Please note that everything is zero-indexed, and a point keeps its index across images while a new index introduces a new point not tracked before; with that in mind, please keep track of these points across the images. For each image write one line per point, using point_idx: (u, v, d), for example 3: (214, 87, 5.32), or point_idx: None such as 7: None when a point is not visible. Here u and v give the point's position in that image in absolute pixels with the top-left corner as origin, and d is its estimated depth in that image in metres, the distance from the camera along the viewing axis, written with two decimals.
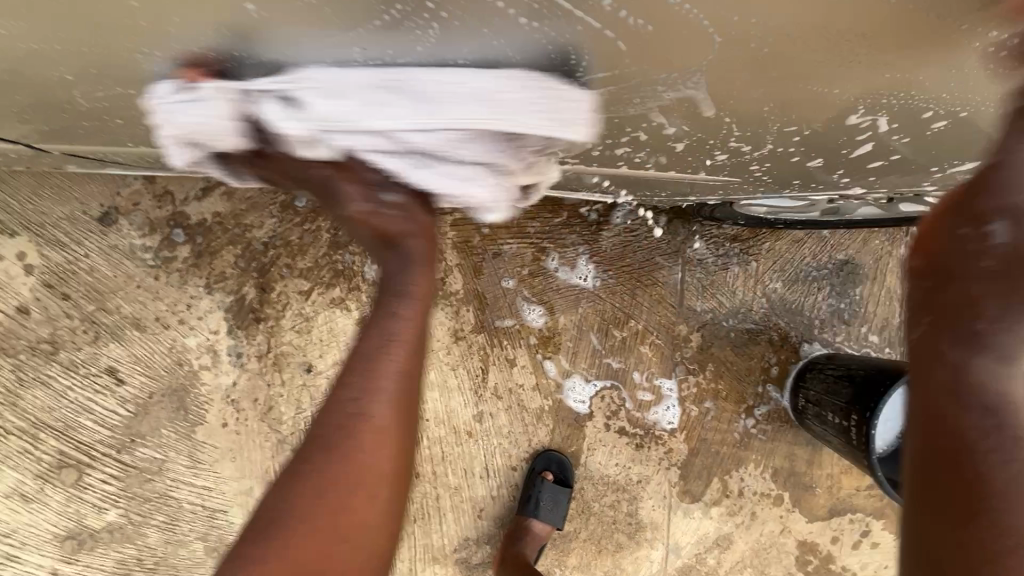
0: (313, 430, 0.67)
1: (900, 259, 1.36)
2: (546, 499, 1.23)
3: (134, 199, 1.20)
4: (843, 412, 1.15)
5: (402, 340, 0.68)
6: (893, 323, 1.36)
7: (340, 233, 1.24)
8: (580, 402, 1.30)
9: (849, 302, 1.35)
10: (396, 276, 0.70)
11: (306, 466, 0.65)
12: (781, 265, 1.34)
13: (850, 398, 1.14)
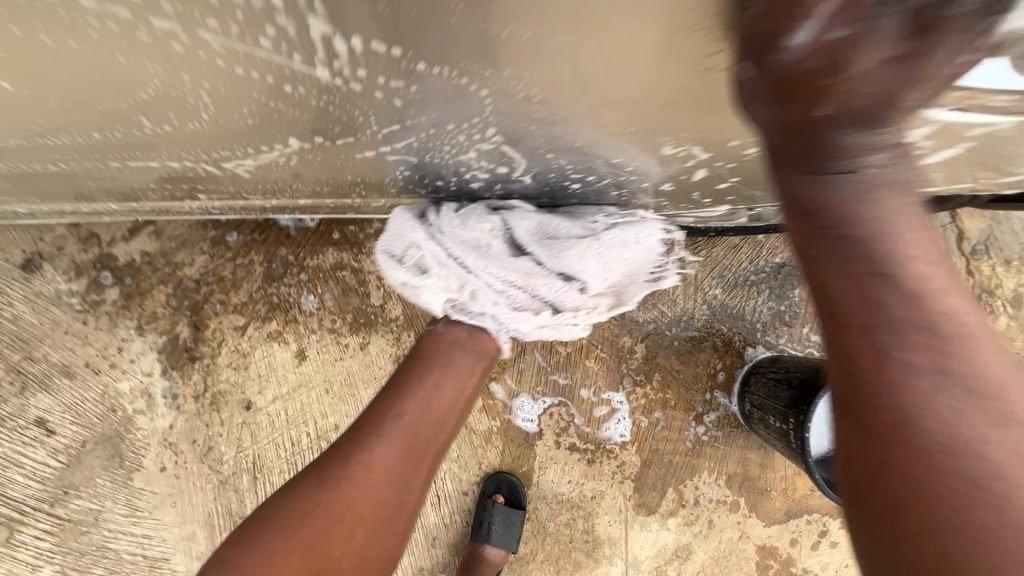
0: (371, 502, 0.76)
1: None
2: (498, 523, 1.22)
3: (58, 243, 1.18)
4: (781, 415, 1.16)
5: (398, 453, 0.79)
6: None
7: (274, 266, 1.22)
8: (529, 421, 1.29)
9: (788, 304, 1.37)
10: (454, 350, 0.89)
11: (347, 498, 0.74)
12: (720, 271, 1.35)
13: (788, 401, 1.15)
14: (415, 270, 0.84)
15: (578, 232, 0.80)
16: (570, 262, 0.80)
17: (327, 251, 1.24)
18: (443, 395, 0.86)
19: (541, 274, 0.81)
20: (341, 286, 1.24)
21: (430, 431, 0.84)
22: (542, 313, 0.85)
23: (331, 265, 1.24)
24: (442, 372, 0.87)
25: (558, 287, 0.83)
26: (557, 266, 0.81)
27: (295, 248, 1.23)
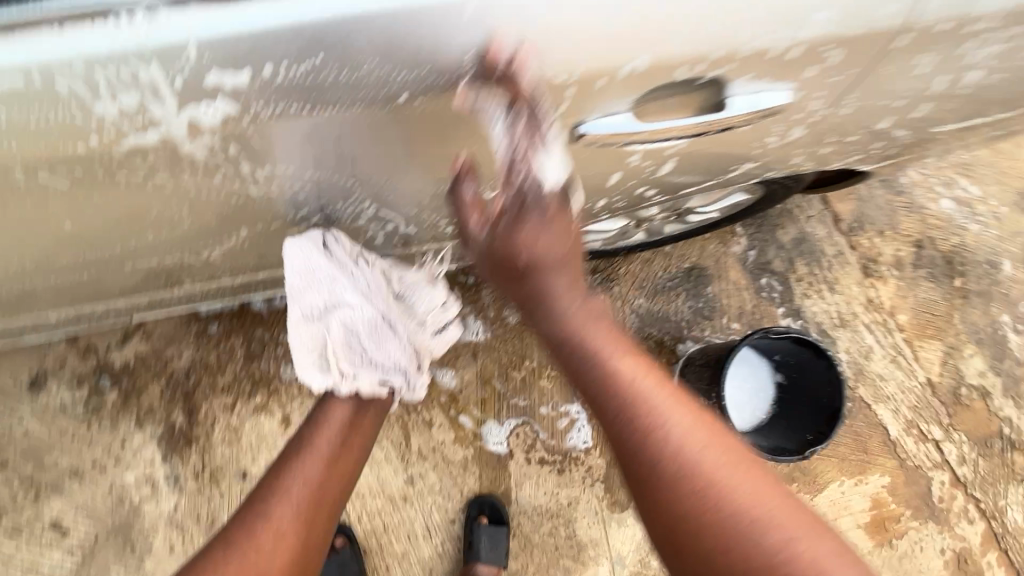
0: (265, 556, 0.81)
1: (735, 255, 1.63)
2: (485, 540, 1.34)
3: (61, 359, 1.34)
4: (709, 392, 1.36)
5: (291, 509, 0.86)
6: (748, 309, 1.61)
7: (253, 346, 1.40)
8: (499, 443, 1.44)
9: (704, 300, 1.59)
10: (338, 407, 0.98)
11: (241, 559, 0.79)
12: (640, 283, 1.57)
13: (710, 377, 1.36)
14: (319, 319, 0.89)
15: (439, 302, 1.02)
16: (440, 322, 1.03)
17: None
18: (337, 445, 0.95)
19: (424, 331, 1.00)
20: None
21: (324, 483, 0.91)
22: (423, 364, 1.00)
23: None
24: (327, 434, 0.96)
25: (431, 344, 1.02)
26: (431, 327, 1.01)
27: (269, 327, 1.41)
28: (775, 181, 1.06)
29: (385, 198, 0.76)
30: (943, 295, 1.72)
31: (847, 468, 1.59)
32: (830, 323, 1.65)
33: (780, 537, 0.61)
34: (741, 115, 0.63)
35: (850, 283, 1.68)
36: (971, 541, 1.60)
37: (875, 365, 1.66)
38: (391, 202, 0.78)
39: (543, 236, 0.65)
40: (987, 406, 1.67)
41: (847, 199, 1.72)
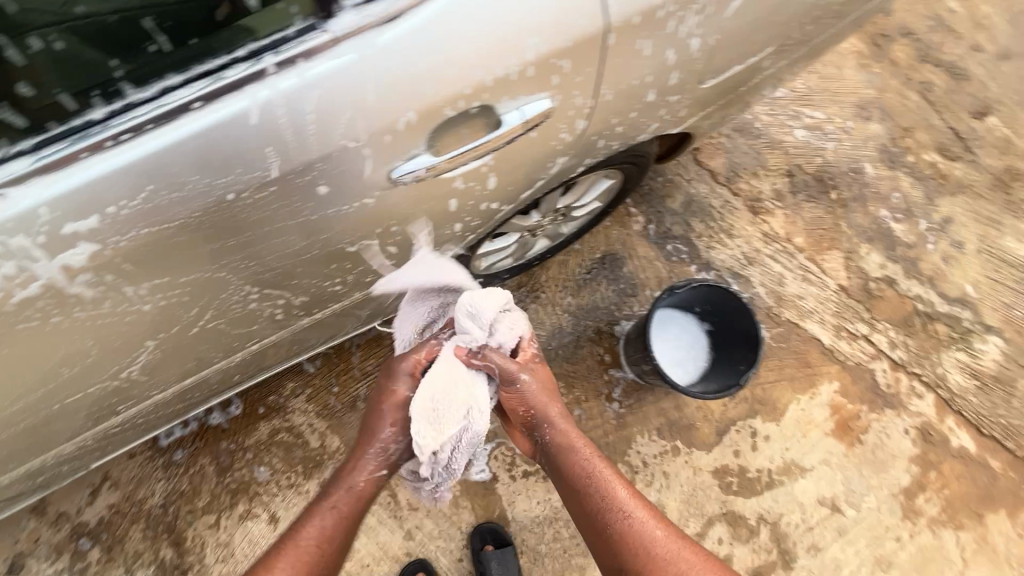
0: None
1: (638, 233, 1.79)
2: (495, 564, 1.38)
3: (34, 536, 1.34)
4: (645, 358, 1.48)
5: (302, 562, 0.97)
6: (664, 276, 1.76)
7: (222, 459, 1.44)
8: (481, 471, 1.50)
9: (624, 281, 1.73)
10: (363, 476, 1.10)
11: None
12: (563, 284, 1.70)
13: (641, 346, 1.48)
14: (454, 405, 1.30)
15: None
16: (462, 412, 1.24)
17: (260, 426, 1.48)
18: (351, 517, 1.07)
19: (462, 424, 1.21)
20: (284, 446, 1.47)
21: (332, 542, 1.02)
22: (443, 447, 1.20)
23: (267, 435, 1.47)
24: (348, 495, 1.08)
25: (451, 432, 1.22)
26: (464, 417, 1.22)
27: (232, 436, 1.46)
28: (624, 160, 1.23)
29: (258, 274, 0.80)
30: (826, 209, 1.92)
31: (799, 386, 1.72)
32: (739, 264, 1.81)
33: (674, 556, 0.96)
34: (519, 126, 0.77)
35: (745, 224, 1.86)
36: (926, 414, 1.75)
37: (791, 287, 1.82)
38: (269, 277, 0.82)
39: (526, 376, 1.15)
40: (896, 292, 1.86)
41: (717, 154, 1.92)
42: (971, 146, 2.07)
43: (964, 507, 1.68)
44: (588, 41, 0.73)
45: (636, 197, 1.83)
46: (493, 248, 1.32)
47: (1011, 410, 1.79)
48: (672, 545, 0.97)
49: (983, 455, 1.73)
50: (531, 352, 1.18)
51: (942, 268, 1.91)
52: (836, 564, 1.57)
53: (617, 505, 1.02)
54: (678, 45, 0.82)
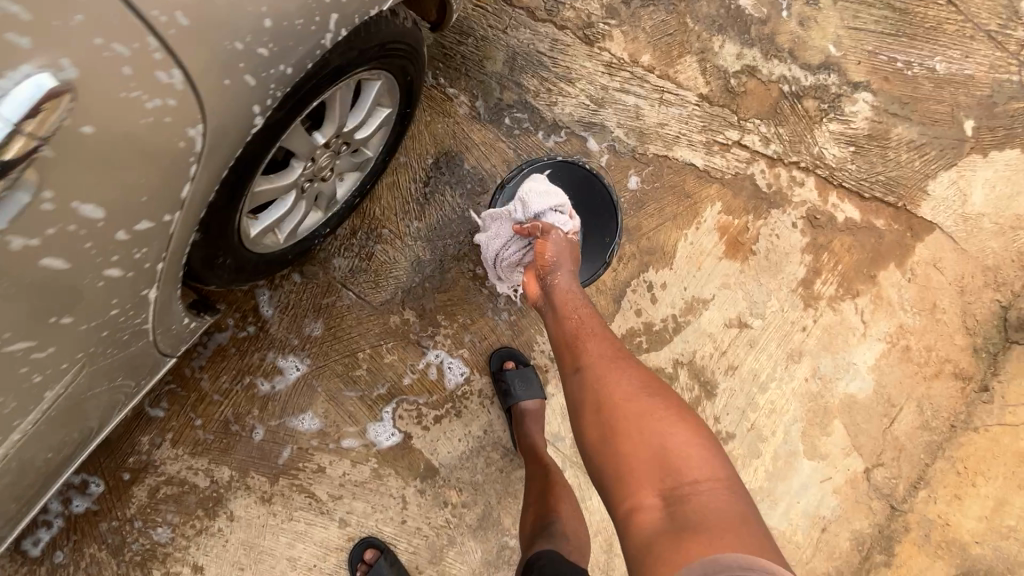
0: None
1: (467, 118, 1.51)
2: (517, 383, 1.43)
3: None
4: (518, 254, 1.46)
5: None
6: (512, 157, 1.53)
7: (111, 540, 1.30)
8: (391, 436, 1.43)
9: (469, 180, 1.50)
10: None
11: None
12: (403, 209, 1.47)
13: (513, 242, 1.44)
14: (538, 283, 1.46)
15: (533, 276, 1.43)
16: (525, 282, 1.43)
17: (134, 491, 1.31)
18: None
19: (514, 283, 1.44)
20: (172, 499, 1.33)
21: None
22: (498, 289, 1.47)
23: (147, 497, 1.32)
24: None
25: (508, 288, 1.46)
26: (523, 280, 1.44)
27: (109, 514, 1.30)
28: (371, 54, 0.94)
29: None
30: (667, 10, 1.65)
31: (683, 221, 1.62)
32: (589, 112, 1.58)
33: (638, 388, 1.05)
34: (20, 135, 0.59)
35: (583, 61, 1.59)
36: (810, 200, 1.70)
37: (652, 116, 1.62)
38: None
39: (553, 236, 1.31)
40: (760, 80, 1.69)
41: None
42: None
43: (858, 275, 1.72)
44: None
45: (450, 74, 1.51)
46: (274, 218, 1.04)
47: (887, 164, 1.76)
48: (625, 364, 1.10)
49: (868, 219, 1.74)
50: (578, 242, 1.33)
51: (801, 35, 1.73)
52: (754, 375, 1.63)
53: (595, 329, 1.19)
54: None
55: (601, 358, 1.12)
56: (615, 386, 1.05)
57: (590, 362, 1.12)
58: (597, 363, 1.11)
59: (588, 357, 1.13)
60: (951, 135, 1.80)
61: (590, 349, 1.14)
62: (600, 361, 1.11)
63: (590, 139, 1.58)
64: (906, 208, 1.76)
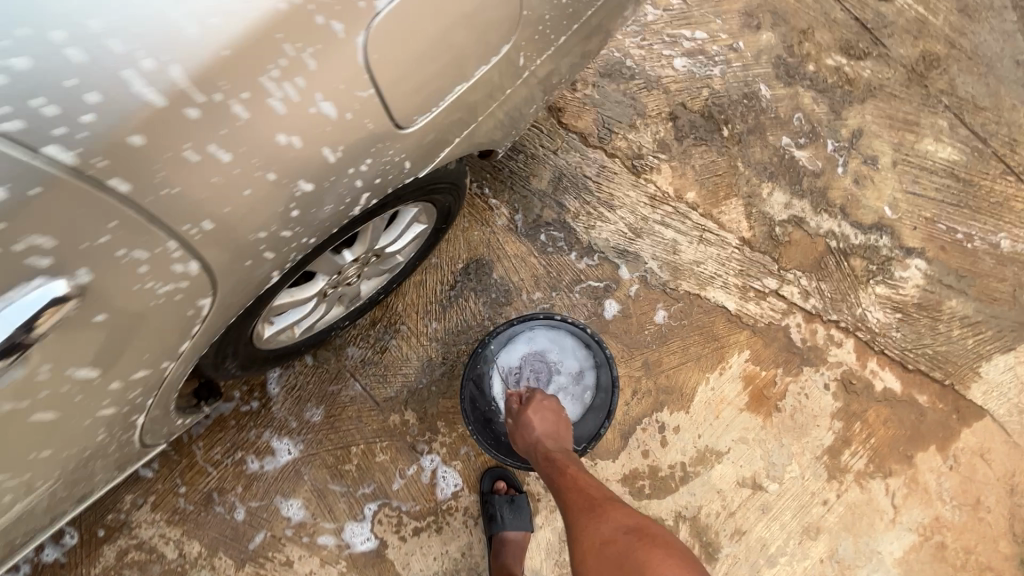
0: None
1: (504, 228, 1.54)
2: (506, 509, 1.36)
3: None
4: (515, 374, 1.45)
5: None
6: (542, 272, 1.54)
7: None
8: (366, 541, 1.37)
9: (495, 289, 1.51)
10: None
11: None
12: (425, 309, 1.48)
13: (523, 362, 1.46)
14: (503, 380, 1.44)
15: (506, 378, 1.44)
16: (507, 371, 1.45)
17: (104, 550, 1.31)
18: None
19: (508, 366, 1.45)
20: (137, 567, 1.31)
21: None
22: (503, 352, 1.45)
23: (114, 559, 1.31)
24: None
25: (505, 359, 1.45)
26: (507, 372, 1.45)
27: (73, 569, 1.29)
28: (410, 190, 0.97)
29: None
30: (719, 151, 1.67)
31: (706, 364, 1.56)
32: (626, 240, 1.59)
33: (612, 515, 1.07)
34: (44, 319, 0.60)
35: (627, 189, 1.61)
36: (847, 362, 1.61)
37: (690, 252, 1.61)
38: None
39: (539, 405, 1.35)
40: (806, 232, 1.66)
41: (585, 111, 1.63)
42: (879, 37, 1.78)
43: (891, 452, 1.59)
44: (7, 178, 0.53)
45: (495, 186, 1.56)
46: (289, 320, 1.06)
47: (936, 337, 1.66)
48: (598, 495, 1.14)
49: (909, 392, 1.63)
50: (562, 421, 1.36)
51: (856, 193, 1.70)
52: (762, 544, 1.50)
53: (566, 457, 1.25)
54: (291, 126, 0.67)
55: (579, 494, 1.15)
56: (591, 526, 1.07)
57: (571, 503, 1.14)
58: (577, 502, 1.13)
59: (570, 499, 1.15)
60: (1009, 318, 1.69)
61: (572, 486, 1.17)
62: (574, 502, 1.14)
63: (622, 266, 1.57)
64: (954, 387, 1.64)
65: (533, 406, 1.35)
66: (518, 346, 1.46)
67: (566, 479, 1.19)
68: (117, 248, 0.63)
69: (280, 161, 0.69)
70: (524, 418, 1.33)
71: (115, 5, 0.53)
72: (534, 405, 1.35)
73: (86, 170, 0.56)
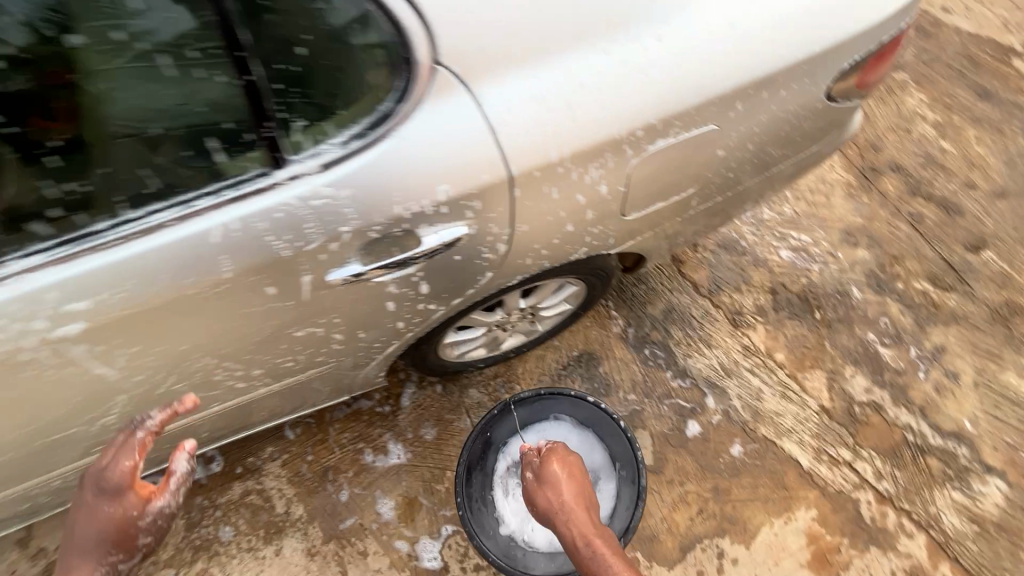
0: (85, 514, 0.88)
1: (617, 334, 1.88)
2: None
3: (12, 567, 1.43)
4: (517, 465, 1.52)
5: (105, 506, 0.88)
6: (640, 379, 1.81)
7: (192, 514, 1.52)
8: (433, 559, 1.52)
9: (599, 380, 1.80)
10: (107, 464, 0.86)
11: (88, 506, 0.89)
12: (538, 377, 1.79)
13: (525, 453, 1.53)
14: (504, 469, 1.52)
15: (505, 468, 1.52)
16: (507, 461, 1.53)
17: (234, 486, 1.57)
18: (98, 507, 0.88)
19: (509, 456, 1.53)
20: (251, 509, 1.55)
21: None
22: (507, 443, 1.53)
23: (238, 495, 1.56)
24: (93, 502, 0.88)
25: (508, 449, 1.53)
26: (507, 461, 1.53)
27: (206, 492, 1.55)
28: (584, 272, 1.36)
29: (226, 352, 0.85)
30: (810, 327, 1.95)
31: (773, 507, 1.67)
32: (716, 375, 1.84)
33: None
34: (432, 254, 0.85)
35: (724, 335, 1.92)
36: (917, 556, 1.64)
37: (771, 402, 1.82)
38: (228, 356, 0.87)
39: (561, 462, 1.24)
40: (884, 419, 1.82)
41: (701, 267, 2.03)
42: (963, 277, 2.09)
43: None
44: (499, 165, 0.78)
45: (618, 301, 1.93)
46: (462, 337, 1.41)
47: (1016, 564, 1.65)
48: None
49: None
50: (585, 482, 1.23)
51: (935, 398, 1.87)
52: None
53: (589, 524, 1.12)
54: (587, 190, 0.90)
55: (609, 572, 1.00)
56: None
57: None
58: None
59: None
60: None
61: (600, 562, 1.03)
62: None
63: (710, 396, 1.81)
64: None
65: (558, 461, 1.24)
66: (521, 440, 1.53)
67: (595, 551, 1.05)
68: (501, 223, 0.86)
69: (589, 211, 0.94)
70: (547, 472, 1.22)
71: (588, 94, 0.80)
72: (558, 461, 1.24)
73: (528, 174, 0.81)
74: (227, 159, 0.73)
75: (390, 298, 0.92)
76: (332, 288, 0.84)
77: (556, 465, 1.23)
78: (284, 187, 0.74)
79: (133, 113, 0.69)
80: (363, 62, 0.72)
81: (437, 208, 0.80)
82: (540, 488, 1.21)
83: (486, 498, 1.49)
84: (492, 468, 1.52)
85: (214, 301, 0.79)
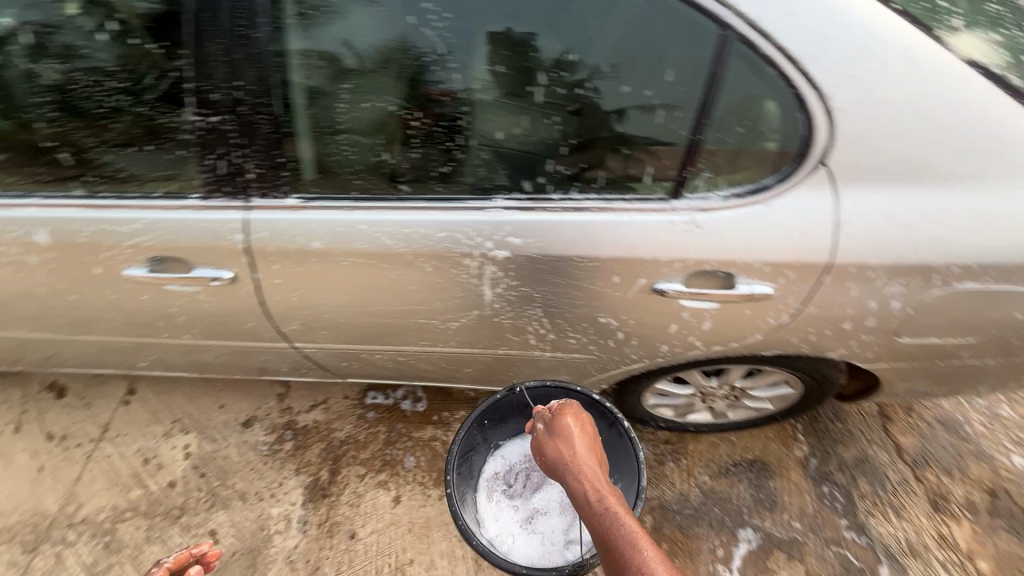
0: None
1: (797, 459, 1.85)
2: None
3: (268, 411, 1.89)
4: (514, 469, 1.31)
5: None
6: (810, 512, 1.74)
7: (392, 435, 1.84)
8: None
9: (766, 492, 1.78)
10: None
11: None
12: (706, 461, 1.83)
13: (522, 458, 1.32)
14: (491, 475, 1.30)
15: (494, 472, 1.31)
16: (491, 467, 1.32)
17: (427, 428, 1.86)
18: None
19: (502, 462, 1.33)
20: (433, 452, 1.81)
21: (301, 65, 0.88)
22: (501, 447, 1.34)
23: (428, 437, 1.85)
24: None
25: (503, 454, 1.33)
26: (496, 466, 1.32)
27: (408, 423, 1.87)
28: (810, 377, 1.43)
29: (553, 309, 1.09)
30: None
31: None
32: (899, 549, 1.68)
33: None
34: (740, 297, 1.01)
35: (920, 512, 1.75)
36: None
37: None
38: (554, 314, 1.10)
39: (576, 416, 1.06)
40: None
41: (908, 434, 1.92)
42: None
43: None
44: (834, 250, 0.95)
45: (806, 428, 1.92)
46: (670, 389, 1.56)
47: None
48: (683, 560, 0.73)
49: None
50: (596, 442, 1.03)
51: None
52: None
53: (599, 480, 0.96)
54: (881, 298, 1.02)
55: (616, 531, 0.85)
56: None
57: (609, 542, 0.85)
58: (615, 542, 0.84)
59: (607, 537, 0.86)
60: None
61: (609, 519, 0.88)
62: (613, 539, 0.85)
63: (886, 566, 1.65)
64: None
65: (574, 417, 1.06)
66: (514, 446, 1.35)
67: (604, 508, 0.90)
68: (805, 294, 1.01)
69: (872, 317, 1.05)
70: (561, 424, 1.04)
71: (931, 224, 0.94)
72: (572, 416, 1.06)
73: (851, 267, 0.97)
74: (649, 180, 0.94)
75: (683, 323, 1.09)
76: (653, 295, 1.03)
77: (572, 420, 1.05)
78: (673, 211, 0.95)
79: (493, 135, 0.91)
80: (771, 129, 0.89)
81: (761, 265, 0.97)
82: (548, 443, 1.04)
83: (470, 495, 1.25)
84: (479, 466, 1.31)
85: (577, 270, 1.01)
